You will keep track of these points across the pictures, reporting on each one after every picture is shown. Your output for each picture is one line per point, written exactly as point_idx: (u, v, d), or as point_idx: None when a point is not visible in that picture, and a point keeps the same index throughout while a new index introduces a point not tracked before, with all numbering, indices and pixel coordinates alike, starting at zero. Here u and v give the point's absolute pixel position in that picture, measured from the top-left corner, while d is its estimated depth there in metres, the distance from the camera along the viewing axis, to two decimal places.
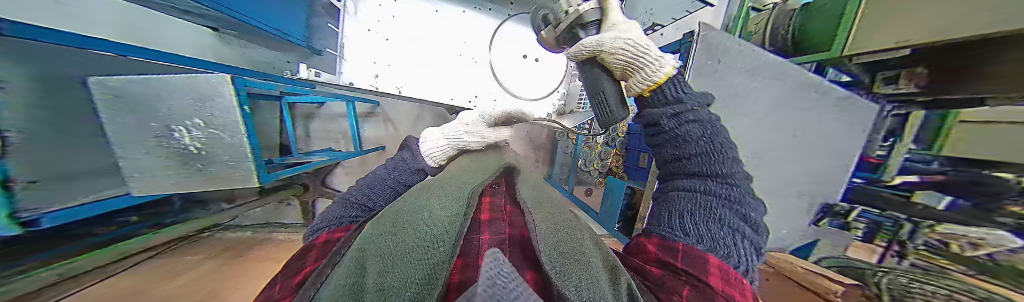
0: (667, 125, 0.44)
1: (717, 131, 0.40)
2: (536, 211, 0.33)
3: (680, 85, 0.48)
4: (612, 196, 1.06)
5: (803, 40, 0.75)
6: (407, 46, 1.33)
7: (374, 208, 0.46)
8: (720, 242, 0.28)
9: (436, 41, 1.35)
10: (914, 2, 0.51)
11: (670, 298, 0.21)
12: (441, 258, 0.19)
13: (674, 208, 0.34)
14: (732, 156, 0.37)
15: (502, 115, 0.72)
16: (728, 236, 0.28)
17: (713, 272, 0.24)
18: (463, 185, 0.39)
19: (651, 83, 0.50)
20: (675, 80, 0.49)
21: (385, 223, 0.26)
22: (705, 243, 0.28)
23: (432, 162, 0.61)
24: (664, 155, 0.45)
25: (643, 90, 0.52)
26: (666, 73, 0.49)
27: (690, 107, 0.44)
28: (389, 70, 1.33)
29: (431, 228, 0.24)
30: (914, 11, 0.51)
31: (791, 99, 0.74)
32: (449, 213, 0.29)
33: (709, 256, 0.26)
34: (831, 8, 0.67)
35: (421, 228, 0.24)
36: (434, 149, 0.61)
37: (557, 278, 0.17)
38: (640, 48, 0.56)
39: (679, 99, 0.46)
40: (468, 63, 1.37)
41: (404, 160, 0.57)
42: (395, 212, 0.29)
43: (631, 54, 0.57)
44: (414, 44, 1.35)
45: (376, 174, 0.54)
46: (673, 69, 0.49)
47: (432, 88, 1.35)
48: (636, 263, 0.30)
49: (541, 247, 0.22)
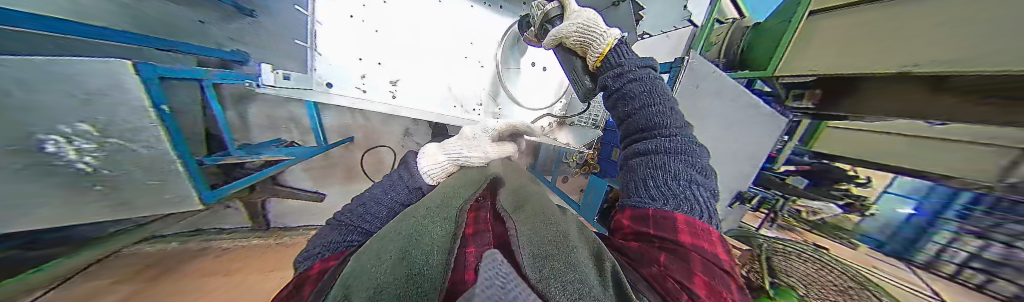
0: (615, 86, 0.48)
1: (656, 86, 0.45)
2: (517, 215, 0.30)
3: (622, 53, 0.52)
4: (593, 194, 1.12)
5: (749, 58, 0.96)
6: (406, 38, 0.89)
7: (372, 230, 0.42)
8: (683, 196, 0.29)
9: (439, 36, 0.93)
10: (840, 35, 0.70)
11: (652, 271, 0.21)
12: (430, 287, 0.17)
13: (640, 171, 0.35)
14: (671, 107, 0.41)
15: (507, 128, 0.83)
16: (690, 187, 0.30)
17: (683, 232, 0.24)
18: (447, 194, 0.36)
19: (598, 55, 0.55)
20: (616, 50, 0.53)
21: (367, 253, 0.22)
22: (673, 199, 0.29)
23: (431, 181, 0.57)
24: (618, 115, 0.48)
25: (593, 64, 0.56)
26: (606, 44, 0.53)
27: (629, 68, 0.48)
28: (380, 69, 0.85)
29: (418, 253, 0.21)
30: (838, 41, 0.70)
31: (739, 116, 0.86)
32: (436, 233, 0.25)
33: (677, 215, 0.27)
34: (771, 31, 0.88)
35: (408, 253, 0.21)
36: (434, 166, 0.57)
37: (539, 276, 0.17)
38: (587, 26, 0.57)
39: (619, 63, 0.50)
40: (474, 67, 1.02)
41: (401, 179, 0.53)
42: (378, 239, 0.25)
43: (584, 32, 0.58)
44: (416, 37, 0.90)
45: (372, 193, 0.50)
46: (613, 40, 0.53)
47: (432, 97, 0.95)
48: (617, 241, 0.29)
49: (522, 250, 0.21)
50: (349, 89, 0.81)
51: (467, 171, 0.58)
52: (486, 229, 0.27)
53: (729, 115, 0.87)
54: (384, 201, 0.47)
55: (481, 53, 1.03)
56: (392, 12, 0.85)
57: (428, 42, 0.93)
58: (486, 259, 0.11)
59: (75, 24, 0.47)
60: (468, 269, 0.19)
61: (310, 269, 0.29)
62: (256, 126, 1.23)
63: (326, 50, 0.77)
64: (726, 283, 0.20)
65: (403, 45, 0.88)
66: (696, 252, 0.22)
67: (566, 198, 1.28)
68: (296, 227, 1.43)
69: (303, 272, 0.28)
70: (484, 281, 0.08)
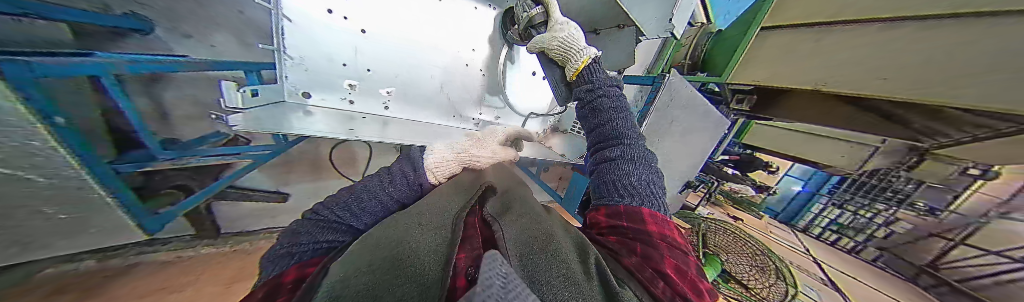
0: (586, 98, 0.51)
1: (619, 102, 0.50)
2: (504, 218, 0.29)
3: (594, 71, 0.55)
4: (575, 187, 1.20)
5: (712, 63, 1.30)
6: (405, 37, 0.67)
7: (358, 226, 0.39)
8: (643, 194, 0.36)
9: (435, 42, 0.72)
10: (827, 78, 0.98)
11: (627, 258, 0.25)
12: (434, 282, 0.14)
13: (606, 175, 0.40)
14: (629, 123, 0.48)
15: (512, 133, 0.74)
16: (644, 189, 0.37)
17: (649, 223, 0.31)
18: (440, 201, 0.34)
19: (573, 70, 0.56)
20: (590, 68, 0.55)
21: (363, 257, 0.18)
22: (633, 197, 0.35)
23: (434, 178, 0.55)
24: (588, 124, 0.50)
25: (571, 76, 0.57)
26: (582, 61, 0.54)
27: (600, 86, 0.52)
28: (370, 78, 0.68)
29: (410, 260, 0.17)
30: (824, 103, 1.13)
31: (699, 121, 1.11)
32: (432, 243, 0.21)
33: (642, 209, 0.33)
34: (731, 41, 1.21)
35: (403, 259, 0.17)
36: (441, 164, 0.55)
37: (529, 278, 0.16)
38: (566, 41, 0.56)
39: (590, 80, 0.54)
40: (473, 77, 0.84)
41: (404, 173, 0.51)
42: (368, 246, 0.21)
43: (563, 48, 0.57)
44: (420, 37, 0.69)
45: (362, 184, 0.46)
46: (589, 58, 0.55)
47: (429, 104, 0.80)
48: (594, 235, 0.33)
49: (511, 252, 0.20)
50: (334, 100, 0.66)
51: (460, 177, 0.52)
52: (475, 233, 0.26)
53: (696, 118, 1.11)
54: (379, 195, 0.44)
55: (485, 63, 0.84)
56: (404, 3, 0.63)
57: (433, 52, 0.73)
58: (486, 263, 0.10)
59: (404, 128, 0.74)
60: (457, 276, 0.15)
61: (284, 275, 0.22)
62: (182, 116, 1.00)
63: (302, 55, 0.57)
64: (686, 260, 0.27)
65: (402, 46, 0.68)
66: (659, 239, 0.28)
67: (550, 191, 1.28)
68: (258, 231, 1.27)
69: (276, 280, 0.22)
70: (484, 282, 0.07)
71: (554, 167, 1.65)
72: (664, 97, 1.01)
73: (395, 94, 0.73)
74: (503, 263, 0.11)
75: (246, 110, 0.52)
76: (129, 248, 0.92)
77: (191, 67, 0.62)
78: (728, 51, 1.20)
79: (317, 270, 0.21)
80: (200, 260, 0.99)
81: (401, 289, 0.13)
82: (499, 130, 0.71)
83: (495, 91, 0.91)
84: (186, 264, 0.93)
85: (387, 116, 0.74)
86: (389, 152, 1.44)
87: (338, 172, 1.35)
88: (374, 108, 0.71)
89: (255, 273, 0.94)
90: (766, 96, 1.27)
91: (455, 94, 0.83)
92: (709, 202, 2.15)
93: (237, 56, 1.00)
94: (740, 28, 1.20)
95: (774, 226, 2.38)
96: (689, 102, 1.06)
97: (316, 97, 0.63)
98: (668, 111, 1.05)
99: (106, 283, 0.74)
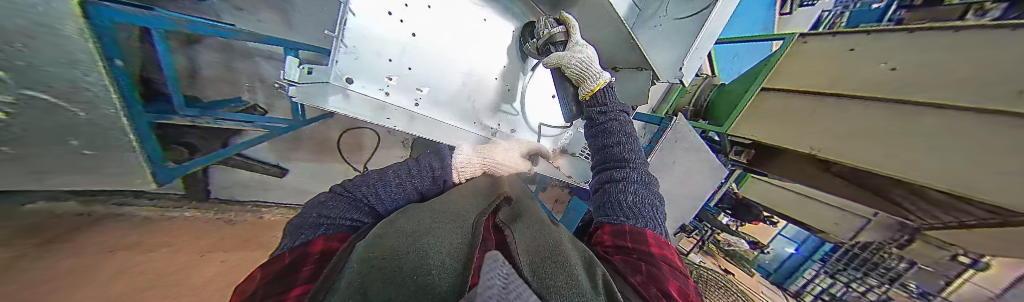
0: (598, 120, 0.55)
1: (628, 128, 0.53)
2: (521, 226, 0.29)
3: (608, 95, 0.58)
4: (573, 211, 1.17)
5: (713, 111, 1.35)
6: (446, 41, 0.72)
7: (380, 210, 0.39)
8: (645, 216, 0.38)
9: (472, 49, 0.78)
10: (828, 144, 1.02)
11: (632, 276, 0.26)
12: (448, 280, 0.14)
13: (611, 194, 0.41)
14: (634, 146, 0.50)
15: (522, 147, 0.73)
16: (645, 210, 0.39)
17: (651, 245, 0.32)
18: (456, 201, 0.35)
19: (588, 90, 0.59)
20: (605, 90, 0.59)
21: (388, 243, 0.19)
22: (636, 218, 0.37)
23: (457, 177, 0.55)
24: (595, 143, 0.52)
25: (583, 96, 0.61)
26: (598, 83, 0.58)
27: (612, 110, 0.56)
28: (408, 75, 0.70)
29: (434, 252, 0.18)
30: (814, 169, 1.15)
31: (701, 165, 1.14)
32: (456, 241, 0.22)
33: (645, 231, 0.35)
34: (730, 95, 1.27)
35: (427, 251, 0.18)
36: (467, 166, 0.57)
37: (538, 283, 0.16)
38: (583, 62, 0.59)
39: (604, 102, 0.57)
40: (499, 88, 0.87)
41: (430, 166, 0.50)
42: (392, 234, 0.21)
43: (579, 67, 0.59)
44: (459, 48, 0.75)
45: (388, 168, 0.47)
46: (603, 82, 0.59)
47: (456, 106, 0.81)
48: (598, 250, 0.34)
49: (521, 258, 0.20)
50: (372, 90, 0.66)
51: (480, 181, 0.52)
52: (491, 236, 0.26)
53: (697, 163, 1.13)
54: (405, 183, 0.44)
55: (511, 77, 0.89)
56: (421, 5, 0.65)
57: (464, 59, 0.77)
58: (486, 263, 0.08)
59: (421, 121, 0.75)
60: (472, 276, 0.15)
61: (312, 245, 0.25)
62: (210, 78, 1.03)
63: (355, 45, 0.58)
64: (685, 282, 0.28)
65: (441, 46, 0.72)
66: (661, 261, 0.29)
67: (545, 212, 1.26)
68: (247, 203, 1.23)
69: (304, 250, 0.24)
70: (481, 281, 0.05)
71: (551, 188, 1.64)
72: (671, 136, 1.05)
73: (427, 93, 0.75)
74: (504, 266, 0.10)
75: (299, 84, 0.58)
76: (114, 197, 0.90)
77: (242, 36, 0.65)
78: (731, 104, 1.24)
79: (341, 254, 0.21)
80: (181, 222, 0.94)
81: (415, 282, 0.13)
82: (513, 143, 0.72)
83: (510, 100, 0.92)
84: (164, 224, 0.89)
85: (413, 112, 0.74)
86: (396, 146, 1.44)
87: (341, 157, 1.34)
88: (405, 103, 0.72)
89: (231, 247, 0.89)
90: (764, 153, 1.28)
91: (479, 101, 0.85)
92: (700, 250, 2.12)
93: (274, 31, 1.04)
94: (744, 85, 1.23)
95: (766, 286, 2.29)
96: (691, 147, 1.09)
97: (357, 83, 0.63)
98: (670, 151, 1.09)
99: (79, 228, 0.70)
